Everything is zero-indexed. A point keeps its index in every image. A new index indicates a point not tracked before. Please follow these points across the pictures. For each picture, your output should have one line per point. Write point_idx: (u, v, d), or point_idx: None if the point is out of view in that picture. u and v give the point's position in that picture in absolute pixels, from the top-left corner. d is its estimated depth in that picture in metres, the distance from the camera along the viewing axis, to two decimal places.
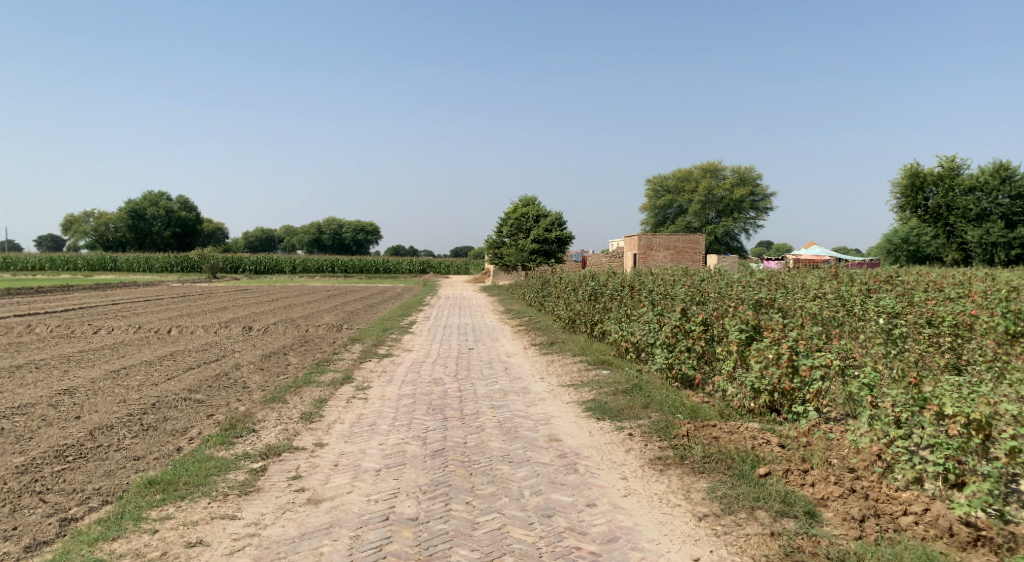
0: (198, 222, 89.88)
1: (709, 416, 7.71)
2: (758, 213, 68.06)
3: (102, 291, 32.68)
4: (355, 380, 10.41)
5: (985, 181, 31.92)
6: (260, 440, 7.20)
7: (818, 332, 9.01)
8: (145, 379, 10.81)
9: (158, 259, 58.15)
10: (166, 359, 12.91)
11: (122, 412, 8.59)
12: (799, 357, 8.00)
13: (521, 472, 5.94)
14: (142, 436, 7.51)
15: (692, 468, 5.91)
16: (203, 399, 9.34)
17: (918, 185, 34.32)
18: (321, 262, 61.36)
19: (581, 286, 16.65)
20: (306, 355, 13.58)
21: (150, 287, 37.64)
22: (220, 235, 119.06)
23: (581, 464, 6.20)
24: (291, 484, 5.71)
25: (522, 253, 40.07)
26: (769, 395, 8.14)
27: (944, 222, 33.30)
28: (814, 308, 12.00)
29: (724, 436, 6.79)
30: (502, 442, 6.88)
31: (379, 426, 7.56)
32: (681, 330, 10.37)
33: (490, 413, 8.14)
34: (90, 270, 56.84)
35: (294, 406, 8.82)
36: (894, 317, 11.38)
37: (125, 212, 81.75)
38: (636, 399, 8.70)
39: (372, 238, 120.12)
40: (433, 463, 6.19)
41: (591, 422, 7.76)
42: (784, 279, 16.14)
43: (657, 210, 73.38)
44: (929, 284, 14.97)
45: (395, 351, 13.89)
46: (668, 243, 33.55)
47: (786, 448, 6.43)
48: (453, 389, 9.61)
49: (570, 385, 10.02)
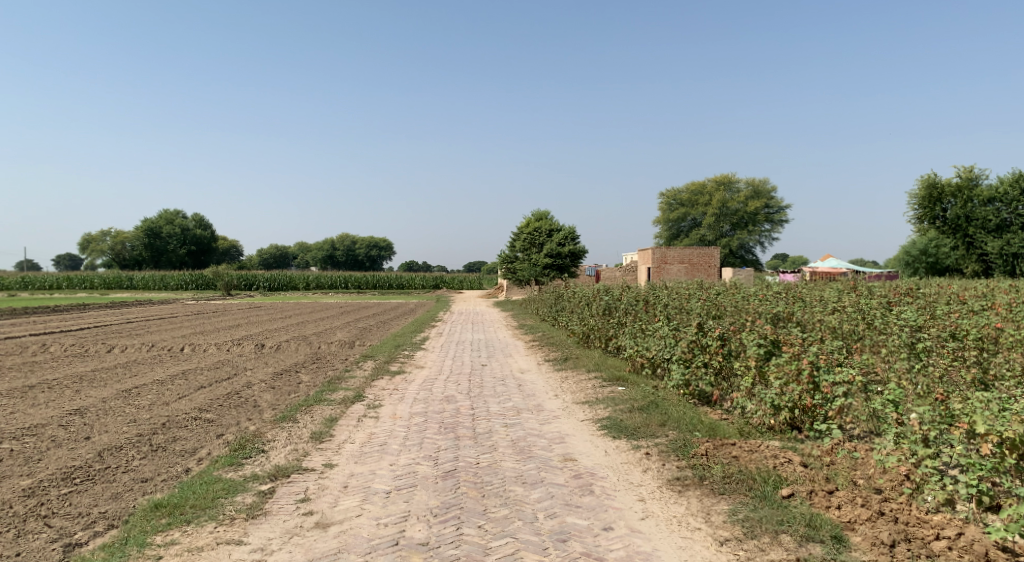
0: (213, 240, 90.55)
1: (728, 434, 7.52)
2: (773, 225, 67.60)
3: (117, 309, 32.85)
4: (367, 398, 10.29)
5: (1004, 192, 31.36)
6: (270, 461, 7.08)
7: (838, 346, 8.81)
8: (156, 398, 10.74)
9: (174, 277, 58.55)
10: (178, 378, 12.85)
11: (131, 432, 8.51)
12: (820, 373, 7.81)
13: (535, 493, 5.77)
14: (151, 457, 7.41)
15: (711, 489, 5.72)
16: (213, 419, 9.24)
17: (936, 197, 33.79)
18: (334, 278, 61.53)
19: (595, 300, 16.48)
20: (318, 373, 13.49)
21: (165, 305, 37.80)
22: (236, 252, 119.88)
23: (597, 485, 6.02)
24: (299, 507, 5.57)
25: (535, 267, 39.89)
26: (789, 412, 7.94)
27: (964, 233, 32.86)
28: (834, 322, 11.76)
29: (744, 455, 6.59)
30: (515, 462, 6.71)
31: (390, 446, 7.42)
32: (697, 346, 10.19)
33: (503, 432, 7.98)
34: (107, 289, 57.29)
35: (304, 425, 8.70)
36: (916, 330, 11.13)
37: (142, 231, 82.50)
38: (653, 416, 8.51)
39: (386, 254, 120.50)
40: (445, 485, 6.04)
41: (607, 441, 7.58)
42: (802, 292, 15.89)
43: (671, 224, 73.07)
44: (951, 296, 14.67)
45: (407, 368, 13.76)
46: (682, 257, 33.32)
47: (809, 468, 6.22)
48: (465, 407, 9.46)
49: (585, 402, 9.85)
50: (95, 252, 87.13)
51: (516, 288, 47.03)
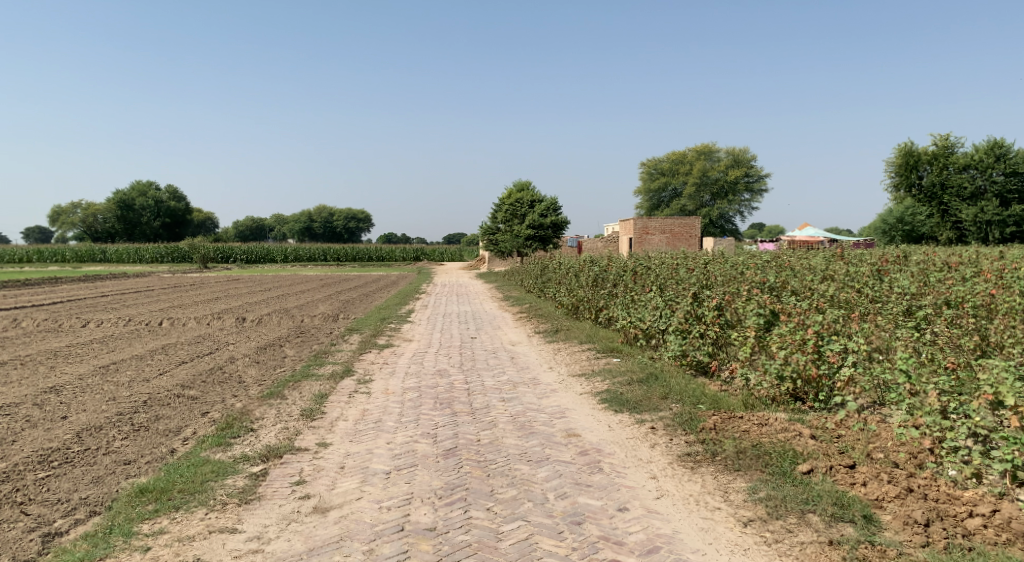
0: (187, 213, 89.04)
1: (733, 406, 7.31)
2: (752, 195, 67.54)
3: (90, 283, 32.08)
4: (356, 373, 9.97)
5: (979, 159, 31.74)
6: (260, 441, 6.75)
7: (838, 316, 8.66)
8: (135, 374, 10.33)
9: (148, 250, 57.39)
10: (157, 353, 12.41)
11: (111, 411, 8.13)
12: (825, 342, 7.61)
13: (542, 472, 5.51)
14: (134, 437, 7.05)
15: (726, 466, 5.51)
16: (197, 396, 8.88)
17: (912, 164, 34.39)
18: (313, 250, 60.78)
19: (582, 271, 16.21)
20: (303, 347, 13.13)
21: (141, 278, 37.04)
22: (211, 224, 117.93)
23: (605, 462, 5.78)
24: (295, 490, 5.27)
25: (517, 239, 39.45)
26: (794, 384, 7.76)
27: (939, 201, 33.05)
28: (829, 290, 11.61)
29: (755, 428, 6.39)
30: (517, 439, 6.45)
31: (385, 423, 7.12)
32: (693, 316, 9.97)
33: (501, 406, 7.71)
34: (79, 262, 56.08)
35: (293, 402, 8.37)
36: (912, 299, 10.99)
37: (115, 203, 80.53)
38: (654, 389, 8.28)
39: (365, 226, 119.47)
40: (446, 464, 5.76)
41: (609, 415, 7.36)
42: (790, 260, 15.73)
43: (651, 194, 72.87)
44: (941, 263, 14.56)
45: (395, 341, 13.44)
46: (664, 226, 33.15)
47: (822, 442, 6.03)
48: (459, 381, 9.18)
49: (581, 375, 9.61)
50: (66, 225, 85.10)
51: (497, 259, 46.60)
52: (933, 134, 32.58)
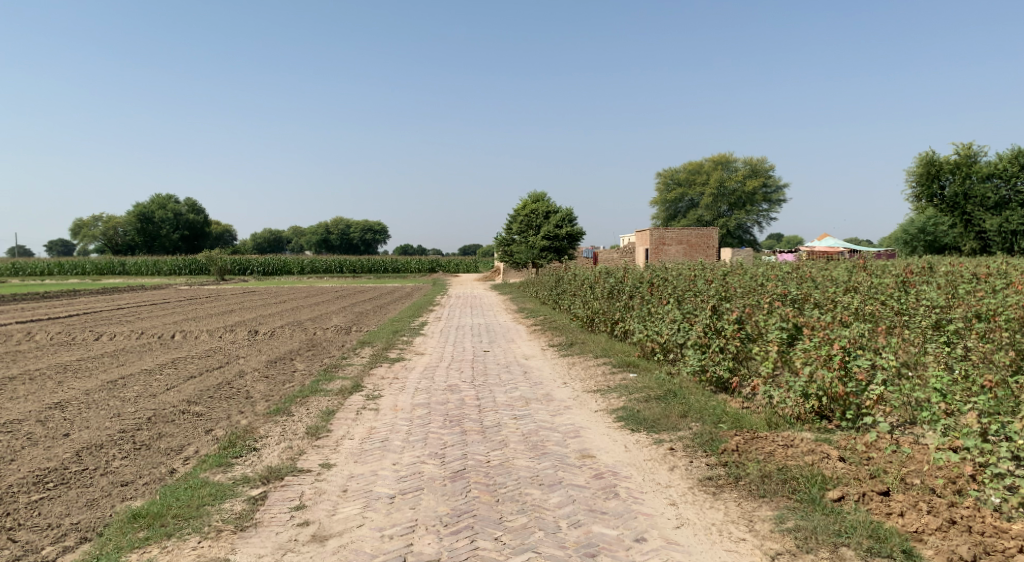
0: (205, 225, 89.65)
1: (756, 426, 6.98)
2: (770, 205, 67.07)
3: (107, 295, 32.17)
4: (366, 388, 9.71)
5: (1003, 169, 30.92)
6: (262, 461, 6.51)
7: (863, 330, 8.33)
8: (142, 390, 10.14)
9: (166, 262, 57.72)
10: (166, 368, 12.23)
11: (114, 428, 7.93)
12: (852, 358, 7.28)
13: (554, 497, 5.22)
14: (133, 457, 6.83)
15: (749, 491, 5.19)
16: (202, 413, 8.66)
17: (934, 174, 33.50)
18: (329, 262, 60.85)
19: (598, 282, 15.88)
20: (313, 361, 12.91)
21: (158, 290, 37.10)
22: (229, 236, 118.65)
23: (621, 486, 5.48)
24: (294, 516, 5.01)
25: (533, 250, 39.17)
26: (819, 402, 7.41)
27: (962, 211, 32.31)
28: (853, 303, 11.22)
29: (779, 450, 6.05)
30: (529, 460, 6.16)
31: (392, 443, 6.86)
32: (712, 329, 9.64)
33: (513, 425, 7.41)
34: (99, 274, 56.54)
35: (299, 419, 8.13)
36: (941, 312, 10.56)
37: (135, 216, 81.28)
38: (672, 406, 7.96)
39: (381, 237, 119.77)
40: (453, 487, 5.48)
41: (625, 435, 7.04)
42: (811, 272, 15.29)
43: (668, 204, 72.40)
44: (969, 275, 14.07)
45: (406, 355, 13.18)
46: (680, 237, 32.75)
47: (851, 465, 5.69)
48: (470, 397, 8.90)
49: (596, 391, 9.29)
50: (87, 238, 85.96)
51: (512, 270, 46.34)
52: (955, 143, 31.84)
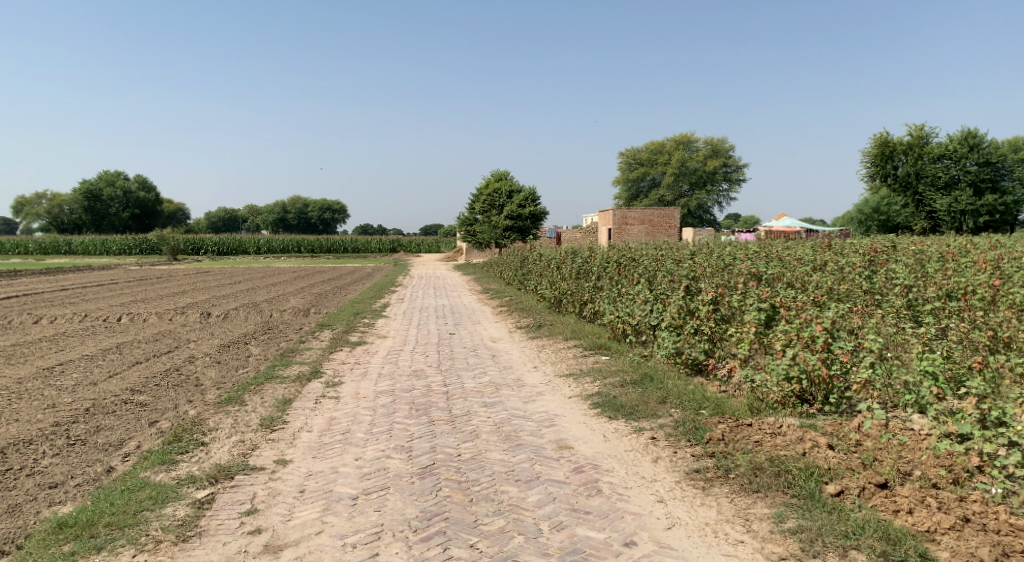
0: (156, 203, 86.88)
1: (738, 412, 6.62)
2: (730, 185, 67.85)
3: (51, 275, 30.72)
4: (325, 375, 9.16)
5: (953, 149, 31.45)
6: (210, 457, 5.95)
7: (841, 312, 8.07)
8: (82, 378, 9.42)
9: (116, 242, 55.71)
10: (110, 353, 11.48)
11: (47, 421, 7.26)
12: (835, 341, 6.98)
13: (533, 495, 4.81)
14: (66, 454, 6.21)
15: (742, 485, 4.84)
16: (146, 403, 8.03)
17: (887, 155, 33.63)
18: (287, 241, 59.44)
19: (565, 262, 15.46)
20: (269, 345, 12.26)
21: (106, 270, 35.57)
22: (183, 215, 115.57)
23: (604, 481, 5.09)
24: (244, 523, 4.53)
25: (495, 229, 38.61)
26: (802, 385, 7.05)
27: (914, 191, 32.71)
28: (826, 283, 11.01)
29: (768, 438, 5.70)
30: (503, 453, 5.73)
31: (354, 435, 6.35)
32: (686, 310, 9.26)
33: (484, 414, 6.96)
34: (44, 254, 54.37)
35: (253, 409, 7.56)
36: (913, 290, 10.39)
37: (82, 194, 78.32)
38: (650, 391, 7.58)
39: (340, 216, 117.93)
40: (423, 484, 5.04)
41: (603, 423, 6.65)
42: (777, 251, 15.11)
43: (630, 183, 72.25)
44: (935, 253, 14.03)
45: (368, 338, 12.62)
46: (643, 217, 32.55)
47: (842, 453, 5.39)
48: (436, 383, 8.42)
49: (568, 375, 8.88)
50: (33, 217, 82.75)
51: (475, 250, 45.66)
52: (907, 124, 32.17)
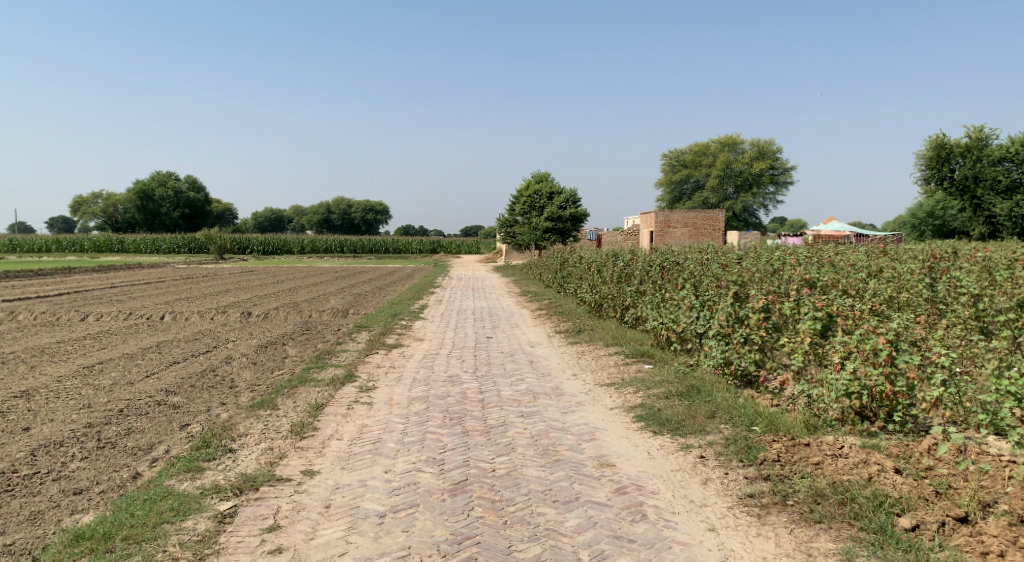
0: (206, 204, 88.82)
1: (794, 429, 6.15)
2: (777, 187, 66.25)
3: (102, 273, 31.33)
4: (359, 379, 8.92)
5: (1015, 152, 29.99)
6: (237, 465, 5.74)
7: (903, 323, 7.52)
8: (119, 377, 9.36)
9: (165, 241, 56.94)
10: (150, 352, 11.45)
11: (80, 422, 7.15)
12: (900, 354, 6.47)
13: (571, 518, 4.49)
14: (93, 458, 6.06)
15: (801, 515, 4.46)
16: (179, 405, 7.89)
17: (943, 158, 31.95)
18: (330, 241, 60.05)
19: (606, 265, 15.03)
20: (306, 346, 12.12)
21: (154, 268, 36.16)
22: (231, 214, 117.96)
23: (649, 505, 4.74)
24: (266, 543, 4.31)
25: (536, 231, 38.31)
26: (862, 402, 6.55)
27: (972, 195, 31.32)
28: (883, 291, 10.38)
29: (828, 460, 5.27)
30: (540, 468, 5.40)
31: (385, 445, 6.09)
32: (734, 318, 8.78)
33: (520, 424, 6.63)
34: (97, 252, 55.83)
35: (285, 414, 7.36)
36: (980, 299, 9.72)
37: (135, 193, 80.46)
38: (697, 405, 7.14)
39: (383, 218, 119.01)
40: (455, 502, 4.77)
41: (646, 438, 6.27)
42: (829, 256, 14.44)
43: (673, 186, 71.11)
44: (1000, 260, 13.21)
45: (405, 340, 12.39)
46: (686, 220, 31.91)
47: (912, 479, 4.93)
48: (472, 390, 8.13)
49: (610, 385, 8.49)
50: (88, 215, 85.26)
51: (516, 252, 45.34)
52: (965, 125, 30.88)
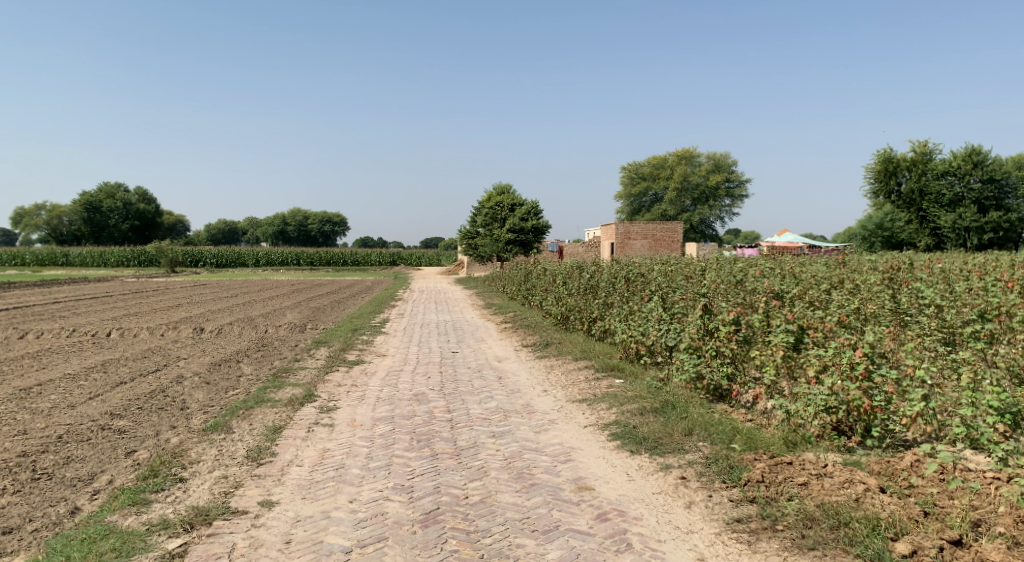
0: (156, 216, 86.45)
1: (774, 447, 5.96)
2: (732, 200, 67.28)
3: (46, 287, 30.09)
4: (319, 399, 8.49)
5: (957, 166, 30.91)
6: (187, 497, 5.31)
7: (874, 335, 7.41)
8: (59, 400, 8.75)
9: (114, 253, 55.13)
10: (94, 372, 10.82)
11: (14, 451, 6.60)
12: (877, 368, 6.32)
13: (552, 551, 4.21)
14: (27, 491, 5.55)
15: (793, 542, 4.31)
16: (124, 430, 7.36)
17: (891, 171, 33.39)
18: (287, 253, 58.89)
19: (571, 277, 14.81)
20: (263, 363, 11.59)
21: (101, 283, 34.93)
22: (182, 226, 115.21)
23: (634, 533, 4.48)
24: None
25: (497, 243, 38.06)
26: (840, 417, 6.40)
27: (918, 207, 32.01)
28: (849, 303, 10.32)
29: (814, 479, 5.07)
30: (515, 494, 5.10)
31: (349, 471, 5.72)
32: (705, 331, 8.59)
33: (492, 446, 6.33)
34: (40, 265, 53.76)
35: (240, 438, 6.91)
36: (945, 310, 9.71)
37: (80, 205, 77.91)
38: (673, 422, 6.91)
39: (341, 229, 117.59)
40: (428, 534, 4.45)
41: (624, 459, 6.01)
42: (792, 267, 14.44)
43: (632, 198, 71.71)
44: (958, 271, 13.34)
45: (366, 356, 11.96)
46: (646, 231, 32.06)
47: (900, 498, 4.76)
48: (439, 409, 7.78)
49: (582, 401, 8.23)
50: (32, 227, 82.31)
51: (477, 264, 45.05)
52: (911, 140, 31.75)
